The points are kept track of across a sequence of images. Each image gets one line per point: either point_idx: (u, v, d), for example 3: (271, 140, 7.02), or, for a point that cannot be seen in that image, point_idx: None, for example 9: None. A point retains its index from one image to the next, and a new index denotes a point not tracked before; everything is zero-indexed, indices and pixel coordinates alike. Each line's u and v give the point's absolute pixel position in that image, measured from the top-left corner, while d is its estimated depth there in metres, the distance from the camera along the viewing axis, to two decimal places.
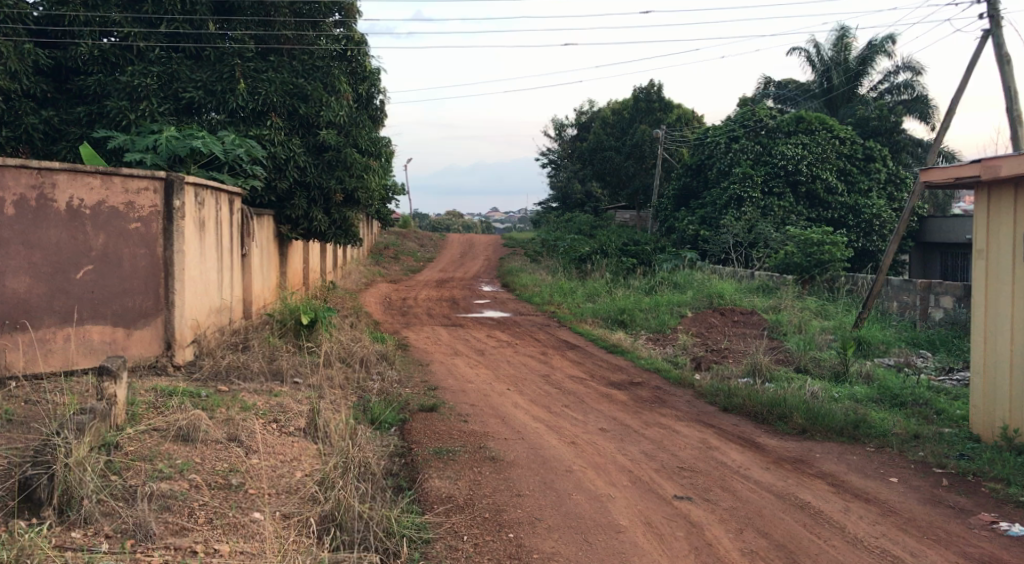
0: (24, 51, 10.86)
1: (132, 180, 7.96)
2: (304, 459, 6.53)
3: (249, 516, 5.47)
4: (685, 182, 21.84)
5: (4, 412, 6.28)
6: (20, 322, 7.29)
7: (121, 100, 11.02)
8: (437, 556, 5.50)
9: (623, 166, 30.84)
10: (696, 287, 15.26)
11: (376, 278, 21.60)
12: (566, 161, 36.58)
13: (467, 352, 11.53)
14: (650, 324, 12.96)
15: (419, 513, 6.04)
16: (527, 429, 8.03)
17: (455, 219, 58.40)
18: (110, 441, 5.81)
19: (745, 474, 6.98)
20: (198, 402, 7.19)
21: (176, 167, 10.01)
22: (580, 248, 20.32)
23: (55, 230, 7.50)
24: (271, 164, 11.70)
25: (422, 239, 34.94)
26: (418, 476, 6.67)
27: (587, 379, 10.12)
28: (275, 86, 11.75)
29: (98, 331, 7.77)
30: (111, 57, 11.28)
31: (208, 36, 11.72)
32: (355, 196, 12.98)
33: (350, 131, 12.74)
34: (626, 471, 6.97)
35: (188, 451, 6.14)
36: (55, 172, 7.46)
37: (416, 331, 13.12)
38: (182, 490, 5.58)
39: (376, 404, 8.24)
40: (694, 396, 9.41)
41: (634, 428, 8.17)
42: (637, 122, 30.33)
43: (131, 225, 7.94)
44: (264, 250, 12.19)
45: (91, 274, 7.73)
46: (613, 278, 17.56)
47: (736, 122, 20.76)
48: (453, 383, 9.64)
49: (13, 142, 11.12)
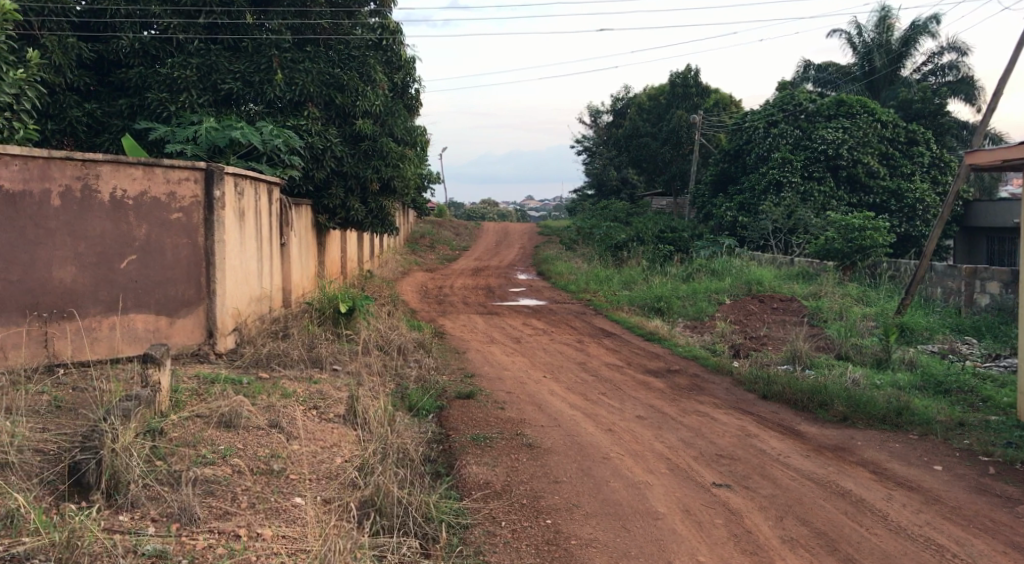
0: (68, 46, 11.12)
1: (174, 170, 8.08)
2: (343, 446, 6.60)
3: (291, 501, 5.57)
4: (724, 166, 21.62)
5: (53, 399, 6.44)
6: (67, 311, 7.44)
7: (161, 92, 11.14)
8: (475, 541, 5.54)
9: (660, 152, 30.49)
10: (734, 273, 15.09)
11: (413, 267, 21.70)
12: (602, 148, 36.33)
13: (504, 340, 11.56)
14: (688, 311, 12.90)
15: (457, 499, 6.09)
16: (563, 416, 8.03)
17: (490, 208, 58.65)
18: (155, 426, 5.93)
19: (785, 461, 6.92)
20: (240, 388, 7.33)
21: (215, 158, 10.21)
22: (616, 236, 20.15)
23: (100, 220, 7.63)
24: (309, 154, 11.82)
25: (457, 228, 35.11)
26: (455, 462, 6.71)
27: (624, 366, 10.10)
28: (312, 76, 11.84)
29: (143, 320, 7.93)
30: (151, 50, 11.43)
31: (246, 26, 11.82)
32: (391, 184, 13.11)
33: (386, 120, 12.85)
34: (665, 459, 6.94)
35: (231, 437, 6.25)
36: (99, 163, 7.57)
37: (453, 319, 13.18)
38: (225, 475, 5.67)
39: (413, 391, 8.32)
40: (733, 384, 9.32)
41: (671, 415, 8.14)
42: (674, 107, 29.96)
43: (172, 216, 8.08)
44: (302, 239, 12.32)
45: (134, 263, 7.87)
46: (650, 266, 17.42)
47: (776, 106, 20.53)
48: (489, 371, 9.68)
49: (58, 135, 11.37)
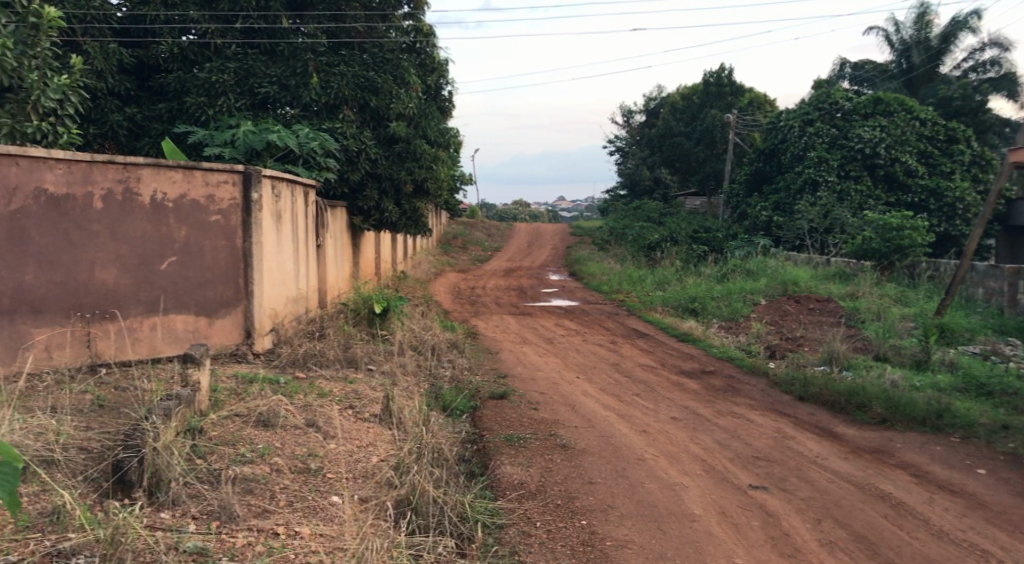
0: (109, 51, 11.36)
1: (213, 173, 8.19)
2: (379, 445, 6.65)
3: (328, 499, 5.63)
4: (758, 166, 21.43)
5: (96, 398, 6.56)
6: (110, 312, 7.59)
7: (200, 96, 11.30)
8: (510, 541, 5.56)
9: (694, 151, 30.32)
10: (769, 274, 14.95)
11: (445, 269, 21.77)
12: (635, 148, 36.22)
13: (536, 341, 11.57)
14: (722, 312, 12.79)
15: (492, 499, 6.11)
16: (598, 417, 8.02)
17: (522, 209, 58.75)
18: (195, 425, 6.02)
19: (822, 464, 6.85)
20: (277, 388, 7.43)
21: (253, 161, 10.32)
22: (649, 236, 20.08)
23: (141, 222, 7.77)
24: (345, 157, 11.88)
25: (488, 228, 35.18)
26: (489, 462, 6.74)
27: (658, 367, 10.06)
28: (347, 80, 11.90)
29: (182, 320, 8.07)
30: (190, 54, 11.64)
31: (282, 31, 11.97)
32: (425, 186, 13.16)
33: (419, 122, 12.92)
34: (700, 461, 6.90)
35: (270, 436, 6.33)
36: (140, 167, 7.71)
37: (485, 320, 13.22)
38: (264, 474, 5.74)
39: (447, 392, 8.37)
40: (769, 385, 9.24)
41: (706, 416, 8.09)
42: (707, 106, 29.94)
43: (211, 218, 8.19)
44: (337, 240, 12.44)
45: (174, 265, 8.00)
46: (684, 266, 17.36)
47: (811, 105, 20.22)
48: (522, 372, 9.70)
49: (99, 139, 11.58)
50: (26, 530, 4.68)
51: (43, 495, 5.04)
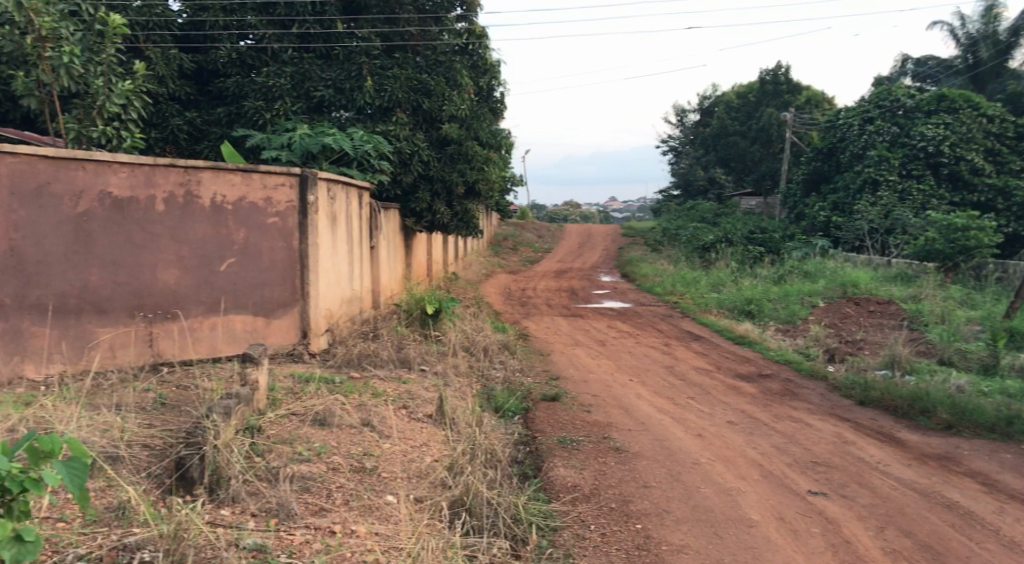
0: (170, 57, 11.63)
1: (271, 176, 8.30)
2: (433, 445, 6.68)
3: (383, 499, 5.68)
4: (816, 165, 21.04)
5: (158, 397, 6.71)
6: (172, 312, 7.76)
7: (257, 100, 11.50)
8: (565, 544, 5.53)
9: (749, 151, 29.93)
10: (827, 276, 14.66)
11: (496, 270, 21.81)
12: (689, 148, 35.86)
13: (588, 342, 11.51)
14: (779, 315, 12.56)
15: (545, 501, 6.09)
16: (652, 420, 7.94)
17: (573, 209, 58.69)
18: (253, 424, 6.10)
19: (885, 470, 6.68)
20: (333, 387, 7.52)
21: (309, 164, 10.45)
22: (703, 237, 19.85)
23: (202, 224, 7.92)
24: (397, 159, 12.00)
25: (539, 230, 35.17)
26: (543, 464, 6.72)
27: (713, 370, 9.92)
28: (400, 82, 11.93)
29: (241, 320, 8.21)
30: (248, 59, 11.86)
31: (337, 35, 12.11)
32: (477, 188, 13.17)
33: (471, 123, 12.85)
34: (757, 465, 6.79)
35: (326, 435, 6.40)
36: (200, 170, 7.87)
37: (537, 321, 13.20)
38: (321, 472, 5.81)
39: (499, 393, 8.36)
40: (828, 389, 9.05)
41: (763, 421, 7.95)
42: (763, 105, 29.57)
43: (269, 220, 8.31)
44: (391, 242, 12.55)
45: (233, 266, 8.13)
46: (739, 267, 17.23)
47: (872, 103, 19.80)
48: (574, 373, 9.65)
49: (161, 143, 11.86)
50: (93, 524, 4.80)
51: (108, 490, 5.16)
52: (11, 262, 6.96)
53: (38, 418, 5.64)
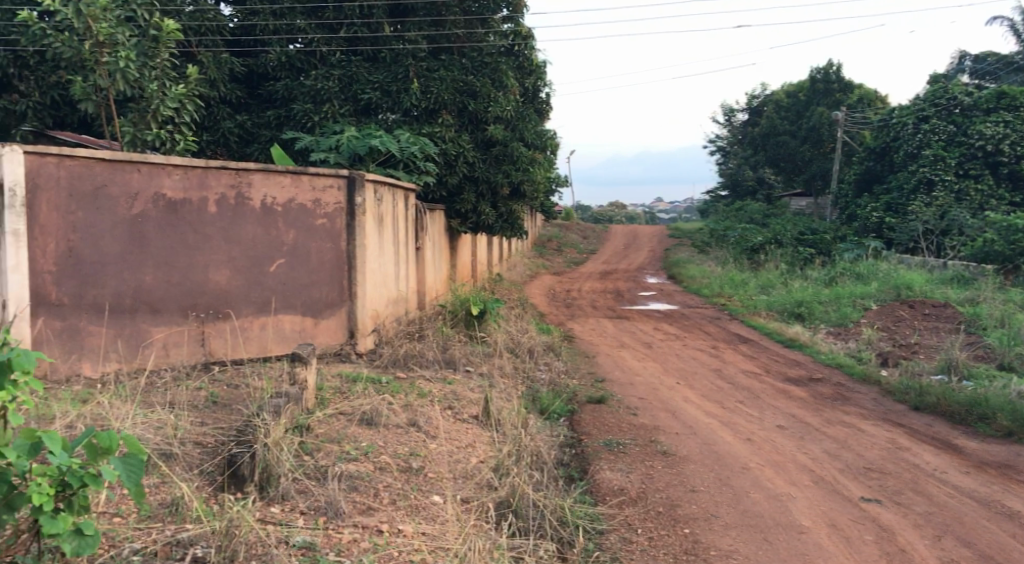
0: (222, 61, 11.89)
1: (319, 178, 8.44)
2: (479, 446, 6.69)
3: (429, 499, 5.70)
4: (869, 165, 20.63)
5: (210, 395, 6.82)
6: (223, 312, 7.88)
7: (306, 102, 11.67)
8: (611, 548, 5.49)
9: (800, 150, 29.49)
10: (880, 278, 14.35)
11: (541, 271, 21.80)
12: (737, 148, 35.45)
13: (635, 345, 11.43)
14: (831, 318, 12.32)
15: (592, 504, 6.05)
16: (699, 424, 7.85)
17: (619, 210, 58.54)
18: (302, 423, 6.18)
19: (941, 477, 6.51)
20: (379, 387, 7.57)
21: (356, 166, 10.54)
22: (752, 238, 19.59)
23: (252, 225, 8.04)
24: (443, 161, 12.02)
25: (584, 231, 35.08)
26: (589, 467, 6.68)
27: (762, 374, 9.77)
28: (446, 84, 11.98)
29: (290, 320, 8.32)
30: (297, 62, 12.05)
31: (384, 38, 12.25)
32: (522, 189, 13.18)
33: (516, 125, 12.87)
34: (808, 471, 6.67)
35: (373, 435, 6.44)
36: (251, 172, 7.98)
37: (582, 323, 13.15)
38: (368, 472, 5.85)
39: (545, 395, 8.34)
40: (881, 394, 8.85)
41: (814, 426, 7.81)
42: (815, 104, 29.07)
43: (317, 221, 8.44)
44: (436, 243, 12.63)
45: (282, 267, 8.25)
46: (789, 269, 16.96)
47: (925, 101, 19.30)
48: (620, 376, 9.58)
49: (212, 145, 12.08)
50: (148, 520, 4.88)
51: (162, 486, 5.25)
52: (69, 261, 7.00)
53: (95, 414, 5.75)
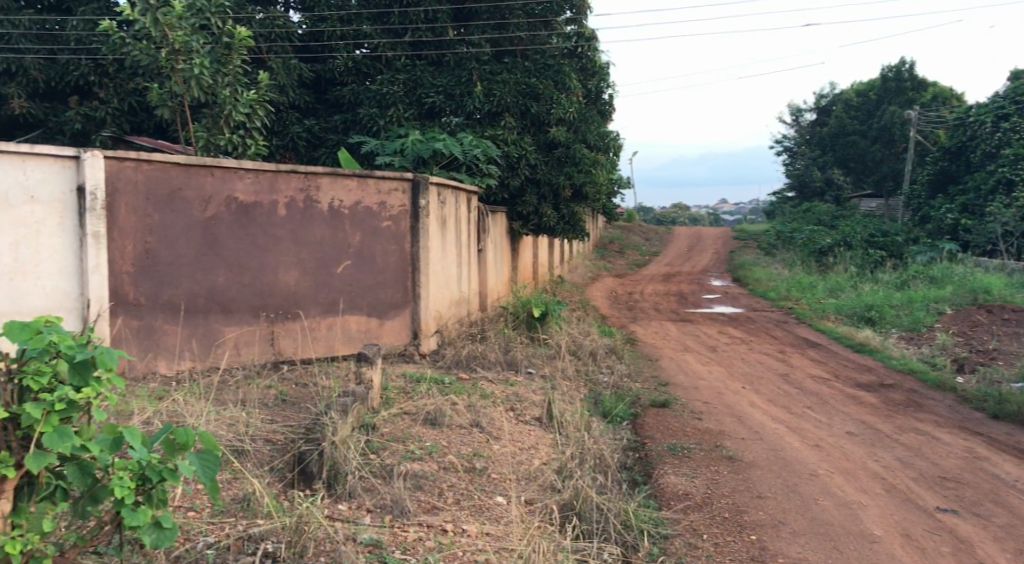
0: (290, 67, 12.16)
1: (384, 181, 8.58)
2: (541, 448, 6.69)
3: (493, 499, 5.73)
4: (943, 165, 20.00)
5: (279, 393, 6.98)
6: (292, 312, 8.05)
7: (372, 107, 11.85)
8: (676, 552, 5.44)
9: (870, 151, 28.75)
10: (956, 281, 13.89)
11: (602, 273, 21.71)
12: (805, 148, 34.78)
13: (699, 348, 11.29)
14: (902, 322, 11.99)
15: (656, 508, 6.00)
16: (765, 429, 7.72)
17: (681, 211, 58.00)
18: (368, 422, 6.28)
19: (1022, 489, 6.29)
20: (443, 388, 7.64)
21: (419, 169, 10.65)
22: (819, 240, 19.18)
23: (320, 228, 8.20)
24: (505, 163, 12.03)
25: (647, 233, 34.78)
26: (653, 471, 6.63)
27: (831, 379, 9.55)
28: (509, 87, 11.98)
29: (356, 320, 8.47)
30: (363, 67, 12.26)
31: (449, 42, 12.34)
32: (583, 191, 13.19)
33: (579, 126, 12.88)
34: (879, 479, 6.50)
35: (436, 435, 6.50)
36: (319, 176, 8.14)
37: (644, 326, 13.06)
38: (433, 471, 5.90)
39: (607, 398, 8.30)
40: (957, 401, 8.59)
41: (886, 433, 7.61)
42: (886, 102, 28.36)
43: (382, 223, 8.58)
44: (498, 245, 12.69)
45: (348, 268, 8.40)
46: (859, 272, 16.53)
47: (1006, 98, 18.72)
48: (684, 380, 9.48)
49: (281, 150, 12.31)
50: (220, 514, 5.01)
51: (234, 482, 5.39)
52: (146, 262, 7.22)
53: (171, 411, 5.94)
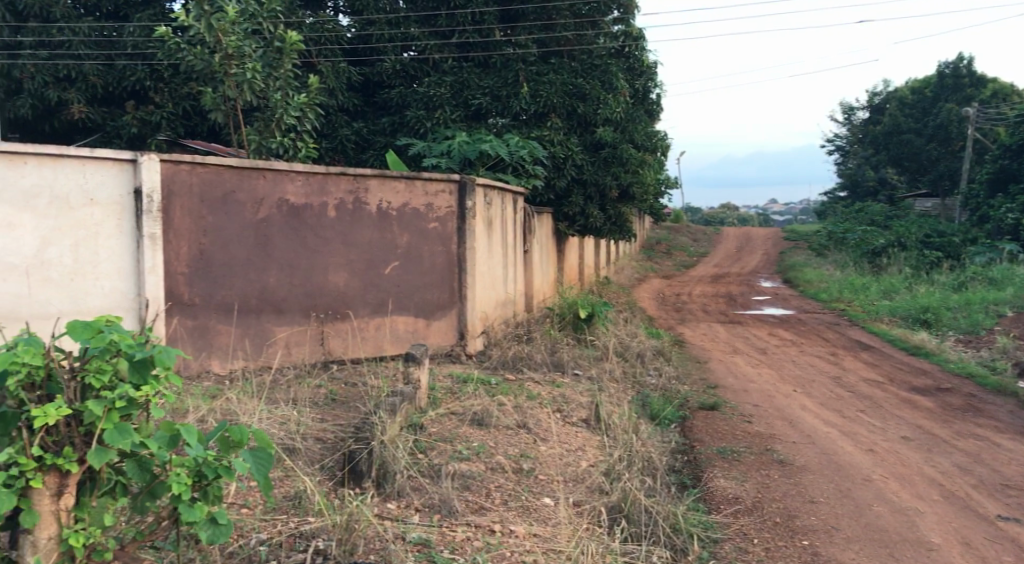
0: (339, 70, 12.29)
1: (431, 183, 8.64)
2: (589, 450, 6.67)
3: (541, 501, 5.73)
4: (1003, 164, 19.44)
5: (329, 393, 7.07)
6: (341, 312, 8.14)
7: (419, 109, 11.94)
8: (727, 556, 5.38)
9: (925, 149, 28.11)
10: (1017, 283, 13.50)
11: (650, 275, 21.56)
12: (858, 147, 34.18)
13: (748, 350, 11.14)
14: (960, 325, 11.71)
15: (705, 512, 5.94)
16: (817, 433, 7.59)
17: (729, 212, 57.37)
18: (416, 422, 6.32)
19: None
20: (490, 388, 7.66)
21: (466, 170, 10.72)
22: (873, 241, 18.80)
23: (369, 229, 8.27)
24: (551, 164, 12.05)
25: (694, 233, 34.46)
26: (702, 474, 6.56)
27: (885, 383, 9.35)
28: (555, 87, 11.93)
29: (403, 320, 8.53)
30: (411, 70, 12.45)
31: (495, 43, 12.38)
32: (630, 191, 13.12)
33: (626, 126, 12.79)
34: (937, 485, 6.35)
35: (483, 435, 6.51)
36: (368, 178, 8.21)
37: (692, 327, 12.94)
38: (480, 472, 5.92)
39: (655, 400, 8.24)
40: (1018, 407, 8.35)
41: (943, 438, 7.43)
42: (942, 100, 27.97)
43: (430, 225, 8.64)
44: (544, 246, 12.69)
45: (396, 269, 8.47)
46: (914, 274, 16.17)
47: None
48: (734, 382, 9.36)
49: (331, 152, 12.44)
50: (273, 511, 5.08)
51: (286, 480, 5.46)
52: (200, 264, 7.36)
53: (225, 410, 6.05)
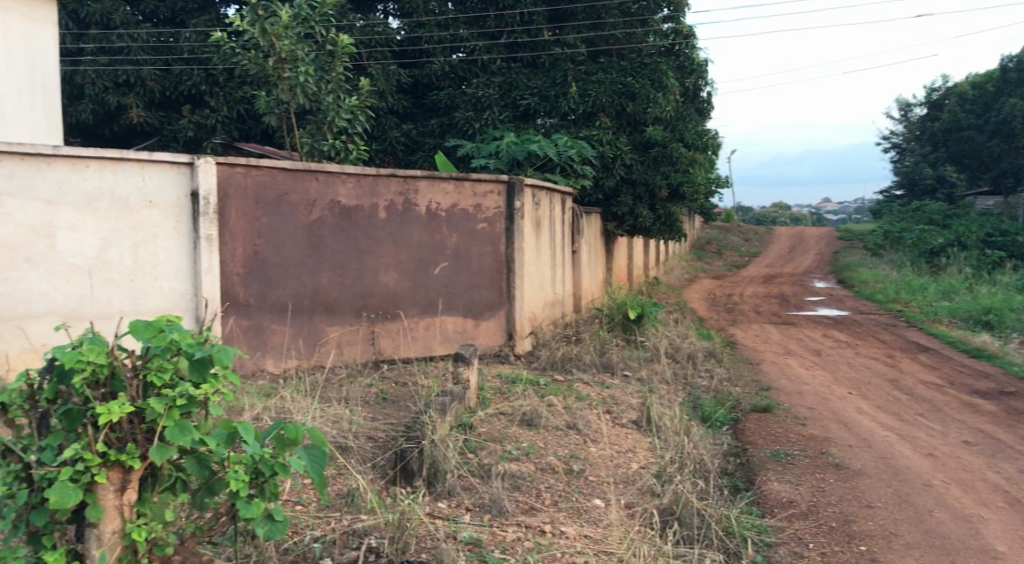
0: (389, 72, 12.40)
1: (480, 184, 8.71)
2: (640, 452, 6.63)
3: (591, 502, 5.70)
4: None
5: (380, 392, 7.13)
6: (391, 312, 8.21)
7: (468, 110, 11.99)
8: (781, 561, 5.29)
9: (987, 146, 27.26)
10: None
11: (700, 275, 21.36)
12: (915, 144, 33.40)
13: (802, 352, 10.95)
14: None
15: (759, 516, 5.85)
16: (873, 436, 7.43)
17: (780, 211, 56.60)
18: (466, 421, 6.34)
19: None
20: (539, 389, 7.65)
21: (514, 170, 10.74)
22: (931, 240, 18.33)
23: (418, 230, 8.33)
24: (601, 164, 12.00)
25: (745, 233, 34.04)
26: (755, 478, 6.47)
27: (945, 386, 9.11)
28: (605, 87, 11.83)
29: (452, 321, 8.58)
30: (460, 71, 12.50)
31: (544, 43, 12.36)
32: (681, 191, 12.98)
33: (677, 125, 12.62)
34: (1000, 492, 6.17)
35: (533, 436, 6.51)
36: (418, 179, 8.28)
37: (744, 329, 12.77)
38: (530, 472, 5.91)
39: (706, 402, 8.14)
40: None
41: (1006, 443, 7.21)
42: (1005, 94, 26.80)
43: (479, 225, 8.70)
44: (592, 246, 12.65)
45: (445, 270, 8.52)
46: (975, 274, 15.72)
47: None
48: (787, 384, 9.21)
49: (381, 154, 12.55)
50: (326, 509, 5.15)
51: (339, 478, 5.53)
52: (255, 264, 7.47)
53: (279, 408, 6.15)
